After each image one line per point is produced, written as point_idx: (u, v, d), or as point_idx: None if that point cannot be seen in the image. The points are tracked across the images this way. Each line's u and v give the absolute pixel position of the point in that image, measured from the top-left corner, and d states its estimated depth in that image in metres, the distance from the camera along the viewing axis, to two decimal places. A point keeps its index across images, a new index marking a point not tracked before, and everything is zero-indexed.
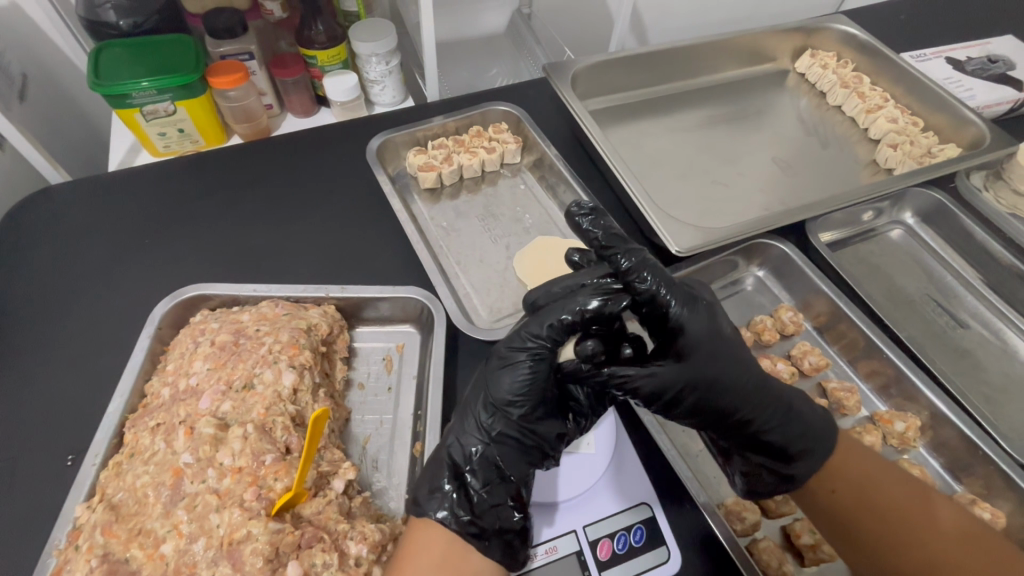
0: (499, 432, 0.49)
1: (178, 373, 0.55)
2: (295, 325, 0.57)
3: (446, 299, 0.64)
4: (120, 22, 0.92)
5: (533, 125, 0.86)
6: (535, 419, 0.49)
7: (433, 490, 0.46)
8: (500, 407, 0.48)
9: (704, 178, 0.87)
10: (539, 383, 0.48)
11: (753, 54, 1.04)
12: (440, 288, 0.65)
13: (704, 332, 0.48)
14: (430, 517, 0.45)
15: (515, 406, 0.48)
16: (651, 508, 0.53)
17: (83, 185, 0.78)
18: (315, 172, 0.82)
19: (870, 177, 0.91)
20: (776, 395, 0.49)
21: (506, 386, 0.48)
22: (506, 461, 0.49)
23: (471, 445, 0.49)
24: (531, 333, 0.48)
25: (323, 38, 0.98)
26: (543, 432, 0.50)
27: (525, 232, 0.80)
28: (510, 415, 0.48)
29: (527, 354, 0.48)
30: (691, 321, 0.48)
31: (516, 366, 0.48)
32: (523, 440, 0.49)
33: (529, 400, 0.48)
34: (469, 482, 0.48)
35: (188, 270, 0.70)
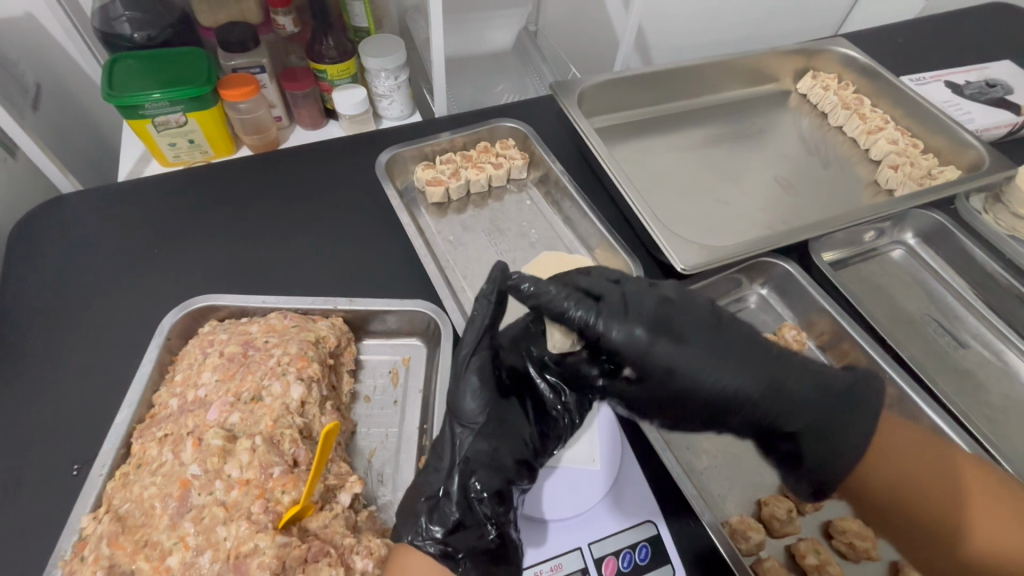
0: (466, 450, 0.51)
1: (187, 384, 0.55)
2: (304, 337, 0.58)
3: (454, 313, 0.64)
4: (134, 35, 0.94)
5: (540, 142, 0.87)
6: (500, 429, 0.53)
7: (409, 518, 0.48)
8: (461, 423, 0.52)
9: (707, 196, 0.88)
10: (490, 390, 0.53)
11: (756, 75, 1.06)
12: (447, 302, 0.65)
13: (669, 304, 0.51)
14: (404, 540, 0.47)
15: (473, 422, 0.52)
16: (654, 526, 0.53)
17: (94, 195, 0.79)
18: (324, 185, 0.83)
19: (872, 197, 0.93)
20: (769, 359, 0.50)
21: (466, 403, 0.52)
22: (479, 473, 0.49)
23: (444, 465, 0.51)
24: (466, 347, 0.54)
25: (334, 52, 1.00)
26: (512, 441, 0.52)
27: (531, 247, 0.81)
28: (476, 430, 0.52)
29: (472, 371, 0.53)
30: (648, 297, 0.51)
31: (466, 386, 0.53)
32: (494, 451, 0.51)
33: (485, 409, 0.52)
34: (443, 508, 0.48)
35: (197, 280, 0.71)
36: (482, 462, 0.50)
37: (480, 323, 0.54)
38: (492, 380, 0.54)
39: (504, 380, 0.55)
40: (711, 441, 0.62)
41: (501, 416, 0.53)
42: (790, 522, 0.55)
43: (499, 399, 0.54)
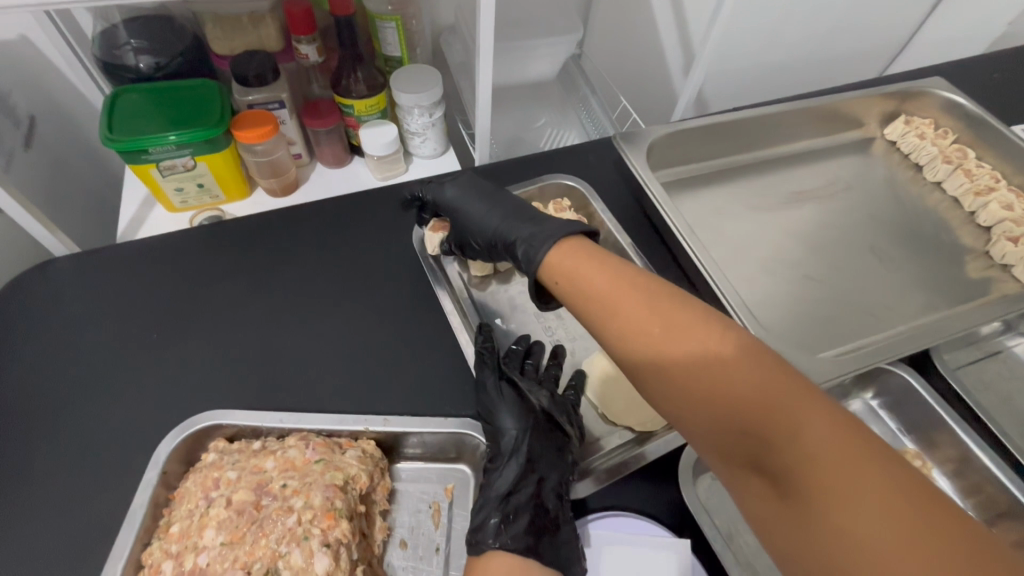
0: (524, 453, 0.52)
1: (185, 543, 0.44)
2: (330, 481, 0.46)
3: (512, 433, 0.53)
4: (140, 65, 0.83)
5: (601, 203, 0.75)
6: (544, 431, 0.54)
7: (481, 528, 0.48)
8: (497, 433, 0.54)
9: (795, 271, 0.76)
10: (527, 403, 0.55)
11: (840, 120, 0.93)
12: (505, 419, 0.54)
13: (461, 195, 0.67)
14: (490, 547, 0.46)
15: (509, 426, 0.53)
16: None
17: (88, 261, 0.68)
18: (350, 249, 0.72)
19: (983, 271, 0.79)
20: (516, 207, 0.63)
21: (506, 415, 0.54)
22: (542, 469, 0.51)
23: (506, 473, 0.51)
24: (483, 373, 0.57)
25: (362, 86, 0.88)
26: (553, 437, 0.54)
27: (592, 333, 0.69)
28: (526, 436, 0.53)
29: (492, 389, 0.55)
30: (453, 201, 0.67)
31: (493, 399, 0.55)
32: (545, 447, 0.53)
33: (527, 417, 0.54)
34: (510, 504, 0.49)
35: (203, 374, 0.60)
36: (542, 459, 0.52)
37: (483, 362, 0.58)
38: (524, 396, 0.56)
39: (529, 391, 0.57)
40: None
41: (541, 420, 0.55)
42: None
43: (534, 407, 0.56)
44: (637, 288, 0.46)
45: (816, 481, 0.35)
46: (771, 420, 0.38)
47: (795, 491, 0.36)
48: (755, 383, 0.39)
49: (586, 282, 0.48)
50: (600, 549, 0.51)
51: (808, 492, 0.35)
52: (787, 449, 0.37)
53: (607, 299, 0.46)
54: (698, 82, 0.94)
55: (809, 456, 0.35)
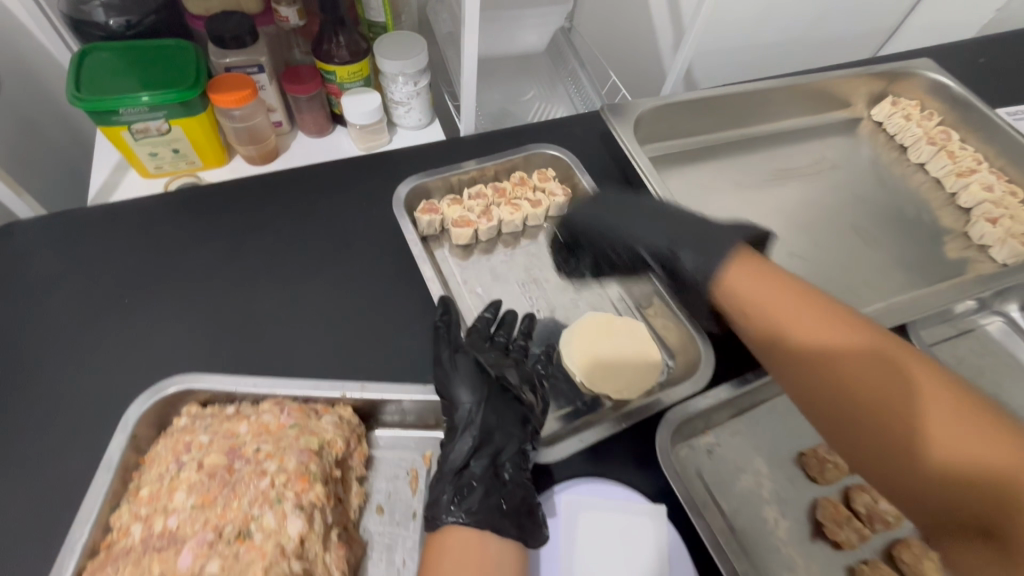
0: (479, 427, 0.51)
1: (154, 507, 0.43)
2: (305, 445, 0.46)
3: (466, 404, 0.51)
4: (110, 22, 0.79)
5: (585, 174, 0.73)
6: (500, 402, 0.52)
7: (437, 502, 0.48)
8: (454, 405, 0.52)
9: (777, 249, 0.76)
10: (481, 373, 0.53)
11: (829, 98, 0.93)
12: (458, 390, 0.52)
13: (585, 213, 0.65)
14: (446, 522, 0.47)
15: (464, 399, 0.52)
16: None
17: (55, 223, 0.66)
18: (329, 217, 0.70)
19: (961, 254, 0.80)
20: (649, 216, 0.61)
21: (459, 388, 0.52)
22: (496, 441, 0.51)
23: (461, 448, 0.50)
24: (440, 346, 0.55)
25: (344, 52, 0.85)
26: (512, 407, 0.53)
27: (574, 304, 0.69)
28: (480, 408, 0.51)
29: (446, 362, 0.54)
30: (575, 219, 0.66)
31: (447, 371, 0.53)
32: (501, 418, 0.52)
33: (481, 388, 0.52)
34: (467, 476, 0.50)
35: (175, 341, 0.59)
36: (497, 433, 0.51)
37: (441, 334, 0.57)
38: (479, 367, 0.54)
39: (489, 363, 0.55)
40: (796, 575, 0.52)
41: (497, 390, 0.53)
42: None
43: (490, 377, 0.54)
44: (806, 305, 0.48)
45: (960, 482, 0.38)
46: (885, 425, 0.41)
47: (942, 493, 0.39)
48: (946, 402, 0.40)
49: (773, 310, 0.48)
50: (576, 511, 0.51)
51: (936, 489, 0.39)
52: (902, 447, 0.41)
53: (802, 329, 0.46)
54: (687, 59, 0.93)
55: (920, 457, 0.40)
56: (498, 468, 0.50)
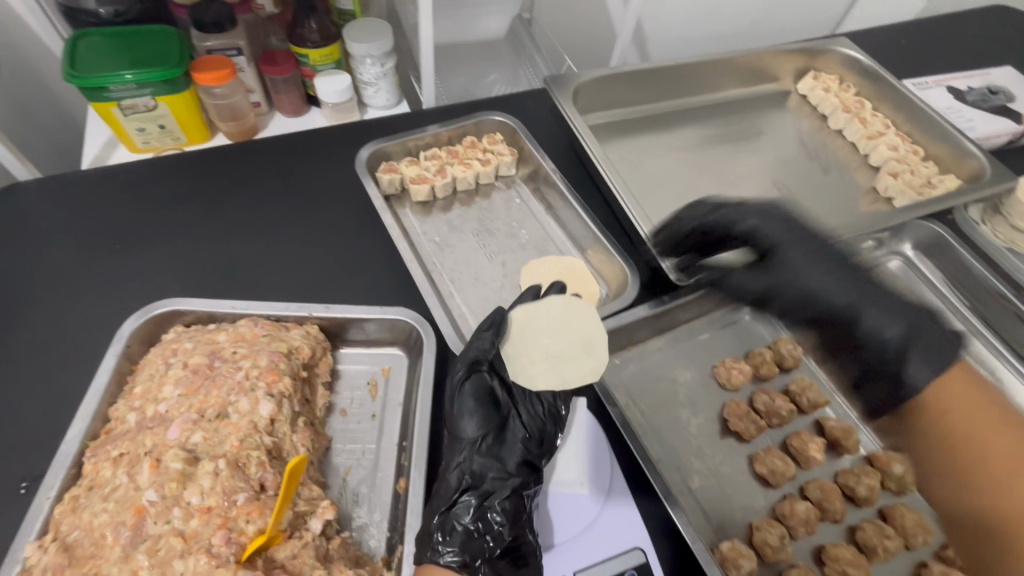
0: (472, 466, 0.50)
1: (146, 398, 0.51)
2: (275, 348, 0.54)
3: (468, 437, 0.51)
4: (100, 9, 0.87)
5: (529, 137, 0.83)
6: (500, 443, 0.52)
7: (421, 540, 0.47)
8: (458, 438, 0.52)
9: (704, 201, 0.85)
10: (490, 410, 0.53)
11: (757, 73, 1.03)
12: (465, 423, 0.52)
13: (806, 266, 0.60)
14: (423, 563, 0.46)
15: (469, 434, 0.51)
16: (621, 487, 0.55)
17: (53, 184, 0.73)
18: (301, 179, 0.78)
19: (870, 206, 0.90)
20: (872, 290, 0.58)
21: (467, 420, 0.52)
22: (492, 482, 0.50)
23: (450, 485, 0.50)
24: (454, 372, 0.55)
25: (316, 35, 0.94)
26: (513, 446, 0.52)
27: (522, 248, 0.77)
28: (477, 448, 0.51)
29: (460, 391, 0.53)
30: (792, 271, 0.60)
31: (460, 403, 0.53)
32: (499, 459, 0.51)
33: (489, 425, 0.52)
34: (456, 516, 0.48)
35: (162, 280, 0.66)
36: (489, 476, 0.50)
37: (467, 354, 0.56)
38: (491, 399, 0.53)
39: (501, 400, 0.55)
40: (703, 461, 0.60)
41: (501, 425, 0.53)
42: (783, 549, 0.53)
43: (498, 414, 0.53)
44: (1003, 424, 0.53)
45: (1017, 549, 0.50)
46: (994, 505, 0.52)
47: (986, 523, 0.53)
48: None
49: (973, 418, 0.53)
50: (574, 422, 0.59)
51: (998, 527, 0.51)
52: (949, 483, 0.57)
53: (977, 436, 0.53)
54: (636, 16, 1.02)
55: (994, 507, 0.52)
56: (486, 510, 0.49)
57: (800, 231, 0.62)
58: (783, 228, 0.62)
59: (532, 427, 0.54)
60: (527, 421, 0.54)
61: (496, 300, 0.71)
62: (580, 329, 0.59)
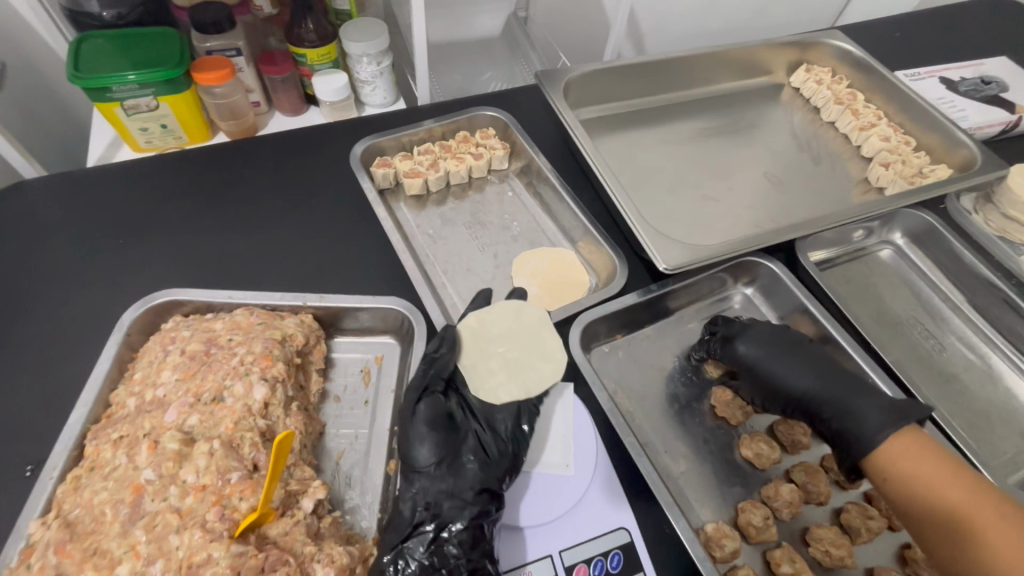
0: (426, 498, 0.49)
1: (146, 383, 0.53)
2: (270, 336, 0.56)
3: (422, 463, 0.51)
4: (102, 13, 0.89)
5: (521, 131, 0.84)
6: (456, 470, 0.51)
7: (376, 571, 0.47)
8: (411, 468, 0.51)
9: (695, 193, 0.86)
10: (445, 435, 0.52)
11: (749, 67, 1.04)
12: (416, 450, 0.51)
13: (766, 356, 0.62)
14: None
15: (422, 463, 0.51)
16: (607, 470, 0.56)
17: (57, 181, 0.76)
18: (297, 174, 0.80)
19: (862, 196, 0.90)
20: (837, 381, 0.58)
21: (419, 448, 0.51)
22: (447, 513, 0.49)
23: (404, 517, 0.49)
24: (406, 399, 0.54)
25: (313, 36, 0.96)
26: (470, 473, 0.51)
27: (514, 240, 0.78)
28: (431, 476, 0.50)
29: (414, 420, 0.52)
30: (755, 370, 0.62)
31: (414, 433, 0.52)
32: (455, 488, 0.50)
33: (442, 450, 0.51)
34: (410, 549, 0.47)
35: (163, 272, 0.68)
36: (444, 506, 0.49)
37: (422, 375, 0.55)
38: (443, 423, 0.53)
39: (458, 423, 0.54)
40: (689, 445, 0.61)
41: (456, 451, 0.52)
42: (767, 529, 0.54)
43: (454, 440, 0.52)
44: None
45: None
46: None
47: None
48: None
49: None
50: (554, 416, 0.59)
51: None
52: None
53: None
54: (628, 10, 1.03)
55: None
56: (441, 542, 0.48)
57: (761, 338, 0.63)
58: (754, 337, 0.63)
59: (491, 450, 0.53)
60: (486, 444, 0.53)
61: (488, 290, 0.72)
62: (533, 337, 0.61)
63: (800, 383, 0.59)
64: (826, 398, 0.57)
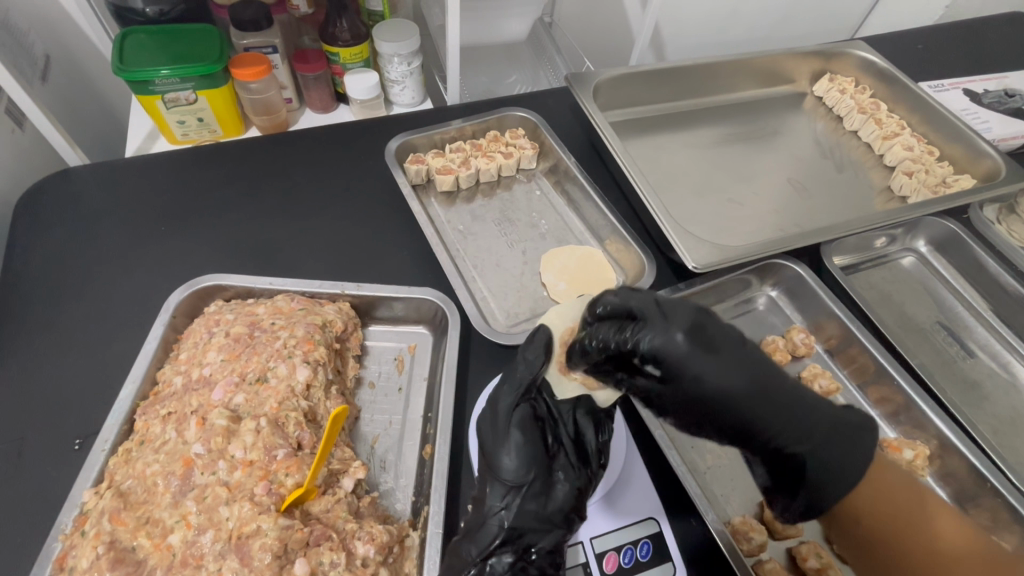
0: (515, 513, 0.49)
1: (192, 363, 0.55)
2: (311, 321, 0.57)
3: (513, 477, 0.50)
4: (146, 9, 0.92)
5: (551, 132, 0.86)
6: (546, 488, 0.50)
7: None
8: (504, 480, 0.50)
9: (720, 196, 0.88)
10: (536, 448, 0.51)
11: (772, 76, 1.06)
12: (508, 461, 0.50)
13: (725, 385, 0.46)
14: None
15: (515, 474, 0.50)
16: (636, 460, 0.57)
17: (102, 169, 0.78)
18: (331, 168, 0.82)
19: (885, 204, 0.91)
20: (813, 418, 0.48)
21: (511, 461, 0.50)
22: (532, 534, 0.48)
23: (489, 533, 0.48)
24: (503, 399, 0.53)
25: (347, 35, 0.98)
26: (560, 493, 0.50)
27: (542, 238, 0.80)
28: (521, 491, 0.50)
29: (512, 428, 0.51)
30: (676, 349, 0.46)
31: (509, 441, 0.51)
32: (543, 507, 0.50)
33: (534, 466, 0.50)
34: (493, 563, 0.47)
35: (204, 259, 0.70)
36: (530, 526, 0.48)
37: (521, 380, 0.54)
38: (537, 436, 0.52)
39: (547, 435, 0.53)
40: (716, 441, 0.62)
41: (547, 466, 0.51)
42: (793, 524, 0.55)
43: (542, 454, 0.52)
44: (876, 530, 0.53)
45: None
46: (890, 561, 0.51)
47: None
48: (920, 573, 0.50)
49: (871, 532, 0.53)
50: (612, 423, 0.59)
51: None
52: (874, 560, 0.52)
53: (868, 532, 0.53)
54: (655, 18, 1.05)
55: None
56: (525, 562, 0.48)
57: (709, 333, 0.47)
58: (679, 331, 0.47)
59: (580, 465, 0.52)
60: (577, 459, 0.53)
61: (518, 284, 0.74)
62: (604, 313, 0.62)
63: (763, 402, 0.47)
64: (802, 423, 0.47)
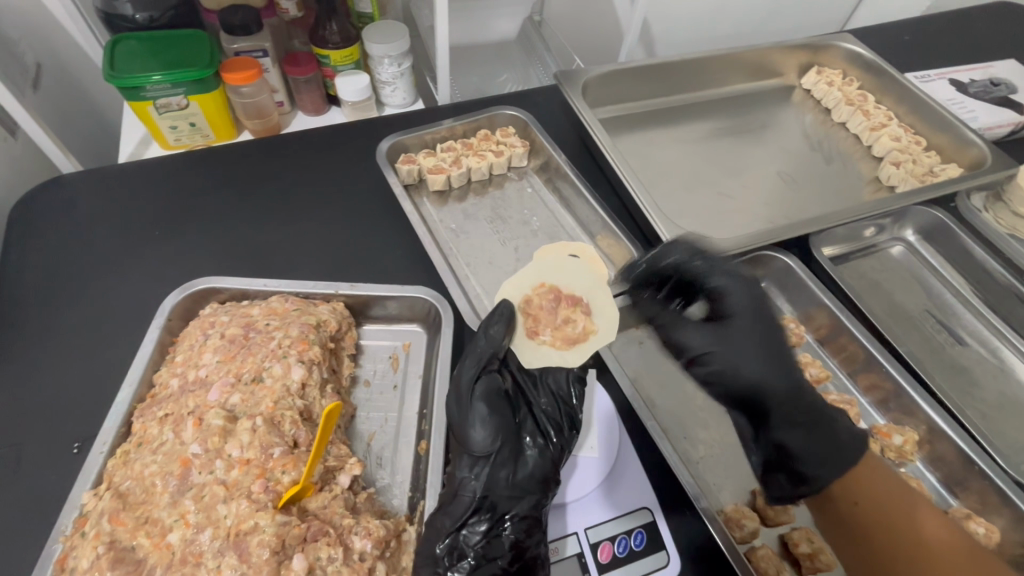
0: (484, 481, 0.51)
1: (187, 364, 0.55)
2: (305, 321, 0.58)
3: (481, 446, 0.52)
4: (137, 15, 0.92)
5: (541, 129, 0.86)
6: (516, 456, 0.53)
7: (426, 554, 0.48)
8: (472, 450, 0.52)
9: (710, 190, 0.88)
10: (501, 418, 0.54)
11: (761, 69, 1.06)
12: (475, 431, 0.53)
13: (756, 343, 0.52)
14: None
15: (481, 445, 0.52)
16: (627, 452, 0.58)
17: (94, 175, 0.78)
18: (323, 170, 0.83)
19: (874, 194, 0.92)
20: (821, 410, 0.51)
21: (476, 432, 0.53)
22: (504, 501, 0.50)
23: (463, 504, 0.50)
24: (465, 371, 0.56)
25: (337, 37, 0.98)
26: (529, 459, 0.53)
27: (534, 235, 0.80)
28: (490, 461, 0.52)
29: (474, 399, 0.54)
30: (736, 299, 0.53)
31: (474, 413, 0.53)
32: (514, 474, 0.52)
33: (498, 436, 0.53)
34: (467, 533, 0.49)
35: (198, 262, 0.71)
36: (501, 493, 0.51)
37: (481, 354, 0.57)
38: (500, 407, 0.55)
39: (512, 408, 0.56)
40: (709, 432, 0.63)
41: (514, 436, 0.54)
42: (784, 511, 0.56)
43: (508, 425, 0.54)
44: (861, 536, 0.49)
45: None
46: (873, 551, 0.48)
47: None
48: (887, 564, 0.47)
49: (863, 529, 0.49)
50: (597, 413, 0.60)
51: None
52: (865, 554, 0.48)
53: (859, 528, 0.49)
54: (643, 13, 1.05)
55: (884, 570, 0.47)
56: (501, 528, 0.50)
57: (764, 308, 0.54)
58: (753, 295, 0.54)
59: (548, 433, 0.55)
60: (543, 428, 0.56)
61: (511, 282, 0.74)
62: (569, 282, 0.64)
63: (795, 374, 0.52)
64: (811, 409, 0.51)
